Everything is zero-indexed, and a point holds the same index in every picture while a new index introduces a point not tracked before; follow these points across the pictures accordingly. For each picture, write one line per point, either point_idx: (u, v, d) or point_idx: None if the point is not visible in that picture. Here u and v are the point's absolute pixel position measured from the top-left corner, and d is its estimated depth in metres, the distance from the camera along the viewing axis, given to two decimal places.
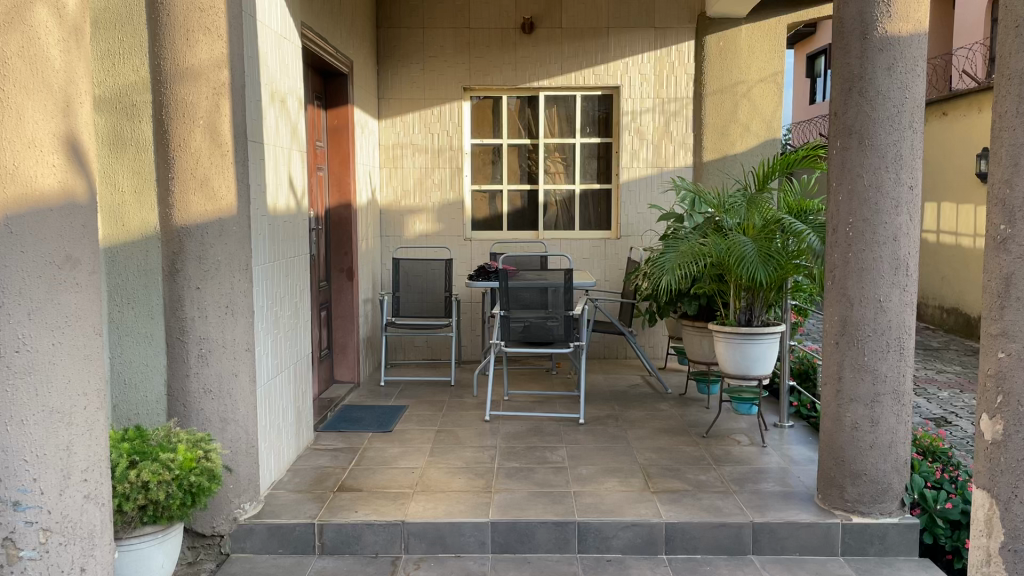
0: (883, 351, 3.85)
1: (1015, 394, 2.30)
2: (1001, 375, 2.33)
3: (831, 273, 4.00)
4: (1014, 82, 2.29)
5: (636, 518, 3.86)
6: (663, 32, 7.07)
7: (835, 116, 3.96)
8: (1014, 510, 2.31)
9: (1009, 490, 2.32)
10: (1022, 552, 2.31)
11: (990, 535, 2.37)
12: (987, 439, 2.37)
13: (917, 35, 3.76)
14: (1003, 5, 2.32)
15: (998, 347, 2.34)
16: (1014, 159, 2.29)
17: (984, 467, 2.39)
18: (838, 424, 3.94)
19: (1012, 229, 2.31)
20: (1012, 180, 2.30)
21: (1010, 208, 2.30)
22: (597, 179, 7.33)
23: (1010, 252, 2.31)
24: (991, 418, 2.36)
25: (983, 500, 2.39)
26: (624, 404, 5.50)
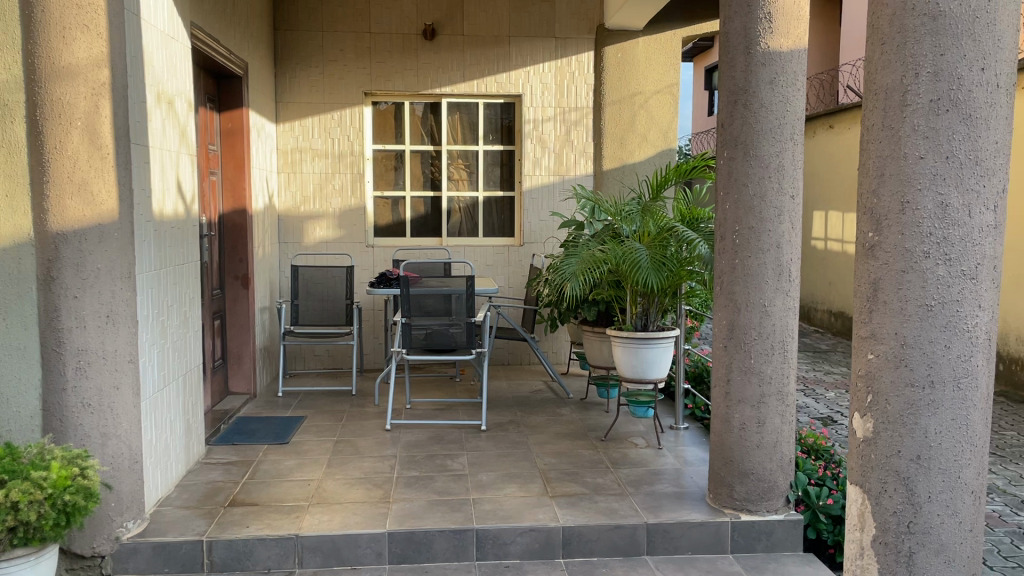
0: (768, 353, 4.01)
1: (882, 393, 2.41)
2: (870, 375, 2.43)
3: (719, 279, 4.15)
4: (880, 96, 2.39)
5: (534, 523, 3.88)
6: (563, 42, 7.17)
7: (722, 127, 4.11)
8: (884, 504, 2.42)
9: (879, 485, 2.43)
10: (893, 545, 2.42)
11: (863, 528, 2.48)
12: (859, 437, 2.49)
13: (797, 50, 3.94)
14: (869, 24, 2.44)
15: (868, 348, 2.45)
16: (880, 170, 2.38)
17: (857, 463, 2.50)
18: (726, 425, 4.08)
19: (879, 237, 2.41)
20: (878, 190, 2.39)
21: (876, 217, 2.40)
22: (500, 187, 7.38)
23: (878, 258, 2.41)
24: (863, 417, 2.48)
25: (857, 495, 2.51)
26: (526, 410, 5.54)
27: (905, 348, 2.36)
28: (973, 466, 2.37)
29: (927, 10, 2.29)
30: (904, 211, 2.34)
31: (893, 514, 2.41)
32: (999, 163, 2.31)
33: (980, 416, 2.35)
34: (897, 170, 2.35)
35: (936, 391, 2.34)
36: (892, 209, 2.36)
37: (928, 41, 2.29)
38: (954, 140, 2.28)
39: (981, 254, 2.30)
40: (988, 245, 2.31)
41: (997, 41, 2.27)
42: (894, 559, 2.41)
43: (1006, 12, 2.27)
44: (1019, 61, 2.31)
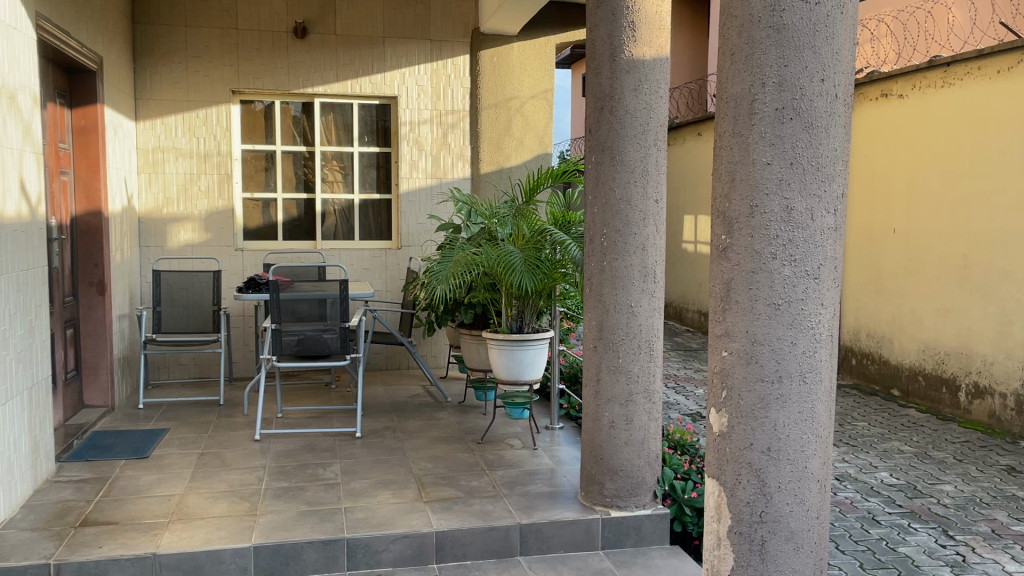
0: (635, 352, 4.11)
1: (736, 389, 2.48)
2: (723, 371, 2.51)
3: (589, 280, 4.23)
4: (729, 105, 2.46)
5: (407, 530, 3.84)
6: (438, 44, 7.17)
7: (590, 133, 4.20)
8: (738, 495, 2.49)
9: (733, 477, 2.50)
10: (746, 535, 2.49)
11: (719, 519, 2.55)
12: (716, 431, 2.56)
13: (660, 59, 4.07)
14: (720, 35, 2.51)
15: (721, 346, 2.52)
16: (731, 175, 2.45)
17: (714, 456, 2.57)
18: (596, 423, 4.17)
19: (731, 239, 2.48)
20: (729, 195, 2.46)
21: (728, 220, 2.47)
22: (377, 189, 7.28)
23: (730, 259, 2.48)
24: (718, 412, 2.55)
25: (714, 488, 2.57)
26: (402, 415, 5.48)
27: (755, 345, 2.43)
28: (819, 456, 2.46)
29: (772, 22, 2.35)
30: (753, 215, 2.41)
31: (746, 505, 2.48)
32: (837, 169, 2.40)
33: (823, 408, 2.45)
34: (746, 175, 2.41)
35: (784, 385, 2.41)
36: (742, 212, 2.43)
37: (773, 52, 2.35)
38: (797, 147, 2.35)
39: (822, 254, 2.38)
40: (829, 246, 2.41)
41: (835, 54, 2.35)
42: (748, 548, 2.48)
43: (843, 26, 2.35)
44: (855, 74, 2.39)
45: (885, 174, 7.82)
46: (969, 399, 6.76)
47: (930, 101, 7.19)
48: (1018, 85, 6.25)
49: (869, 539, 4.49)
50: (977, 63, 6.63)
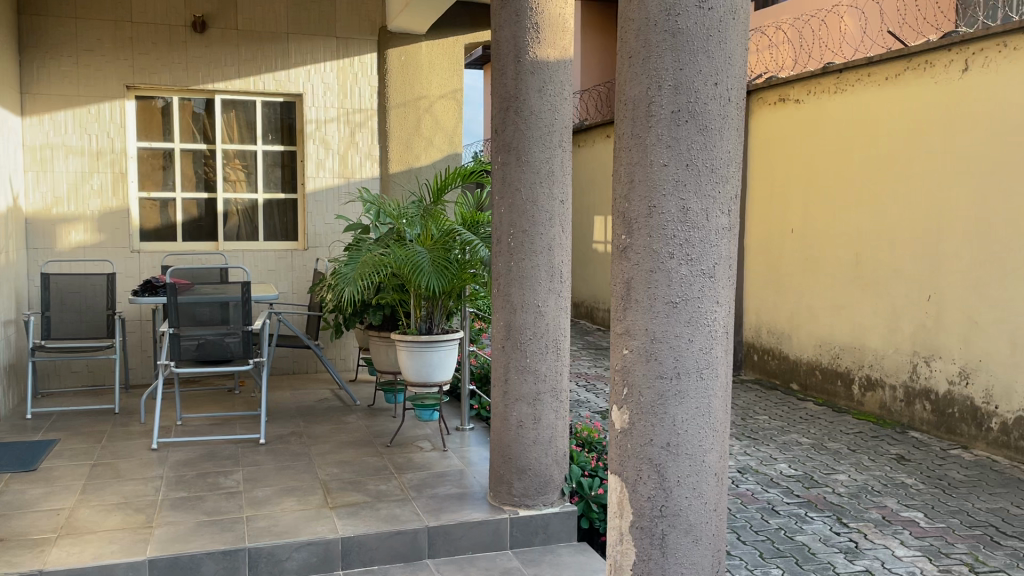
0: (542, 352, 4.14)
1: (636, 386, 2.51)
2: (624, 369, 2.53)
3: (496, 281, 4.23)
4: (628, 107, 2.50)
5: (312, 537, 3.76)
6: (345, 42, 7.06)
7: (496, 133, 4.20)
8: (639, 490, 2.52)
9: (634, 473, 2.53)
10: (647, 529, 2.52)
11: (622, 515, 2.58)
12: (617, 428, 2.58)
13: (564, 60, 4.10)
14: (619, 38, 2.55)
15: (623, 344, 2.55)
16: (630, 176, 2.49)
17: (616, 453, 2.60)
18: (504, 423, 4.18)
19: (630, 239, 2.51)
20: (629, 196, 2.50)
21: (628, 220, 2.50)
22: (282, 189, 7.12)
23: (630, 259, 2.51)
24: (620, 410, 2.58)
25: (617, 484, 2.60)
26: (309, 420, 5.37)
27: (654, 343, 2.47)
28: (716, 450, 2.51)
29: (667, 26, 2.40)
30: (651, 215, 2.45)
31: (647, 500, 2.52)
32: (730, 170, 2.46)
33: (719, 403, 2.50)
34: (645, 176, 2.45)
35: (682, 381, 2.46)
36: (641, 213, 2.47)
37: (668, 56, 2.40)
38: (692, 149, 2.40)
39: (717, 254, 2.44)
40: (723, 245, 2.47)
41: (728, 59, 2.41)
42: (649, 542, 2.51)
43: (735, 32, 2.42)
44: (747, 78, 2.47)
45: (783, 175, 8.11)
46: (862, 391, 7.09)
47: (825, 106, 7.50)
48: (905, 92, 6.59)
49: (768, 529, 4.65)
50: (868, 71, 6.96)
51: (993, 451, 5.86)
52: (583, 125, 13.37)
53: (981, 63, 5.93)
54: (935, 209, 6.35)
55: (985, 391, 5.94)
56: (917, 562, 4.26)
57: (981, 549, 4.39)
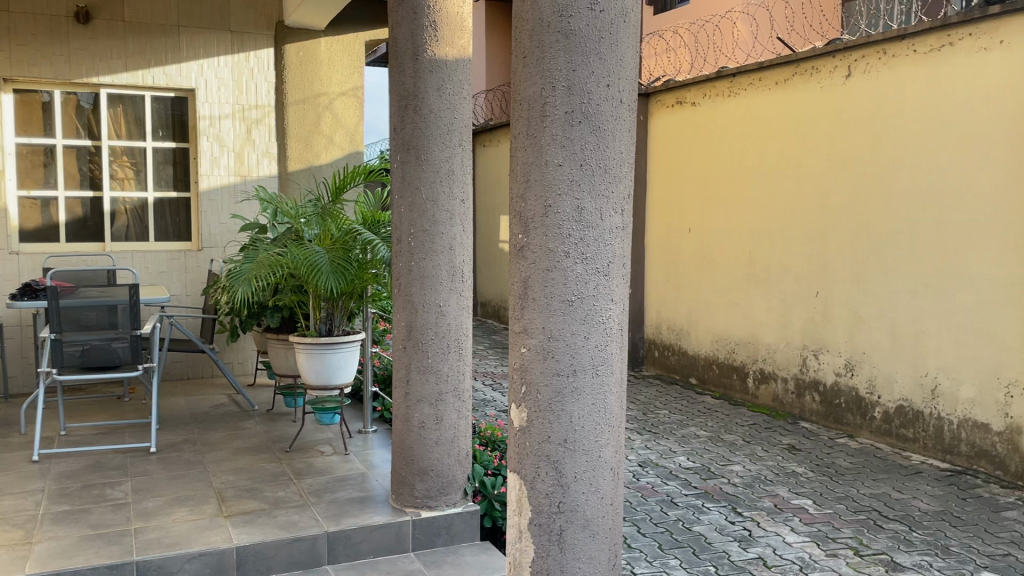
0: (443, 352, 4.12)
1: (534, 384, 2.51)
2: (522, 368, 2.52)
3: (397, 281, 4.18)
4: (523, 107, 2.49)
5: (204, 547, 3.62)
6: (239, 36, 6.86)
7: (394, 132, 4.15)
8: (537, 487, 2.52)
9: (532, 470, 2.53)
10: (545, 525, 2.53)
11: (521, 512, 2.57)
12: (516, 426, 2.57)
13: (462, 59, 4.09)
14: (513, 38, 2.54)
15: (520, 343, 2.54)
16: (526, 176, 2.48)
17: (514, 451, 2.59)
18: (406, 425, 4.13)
19: (527, 238, 2.51)
20: (525, 195, 2.49)
21: (524, 219, 2.50)
22: (174, 187, 6.85)
23: (526, 258, 2.50)
24: (518, 408, 2.57)
25: (515, 482, 2.59)
26: (204, 427, 5.19)
27: (551, 341, 2.47)
28: (612, 445, 2.53)
29: (560, 27, 2.41)
30: (547, 214, 2.44)
31: (545, 496, 2.52)
32: (624, 170, 2.49)
33: (615, 399, 2.53)
34: (540, 176, 2.45)
35: (579, 378, 2.47)
36: (537, 212, 2.46)
37: (562, 57, 2.41)
38: (586, 149, 2.41)
39: (611, 252, 2.46)
40: (617, 244, 2.48)
41: (619, 60, 2.43)
42: (547, 538, 2.52)
43: (626, 34, 2.44)
44: (638, 80, 2.50)
45: (681, 175, 8.32)
46: (756, 384, 7.36)
47: (719, 109, 7.74)
48: (794, 96, 6.87)
49: (667, 521, 4.77)
50: (760, 76, 7.23)
51: (876, 439, 6.21)
52: (486, 125, 13.40)
53: (863, 70, 6.25)
54: (822, 209, 6.64)
55: (868, 381, 6.28)
56: (806, 547, 4.45)
57: (865, 533, 4.62)
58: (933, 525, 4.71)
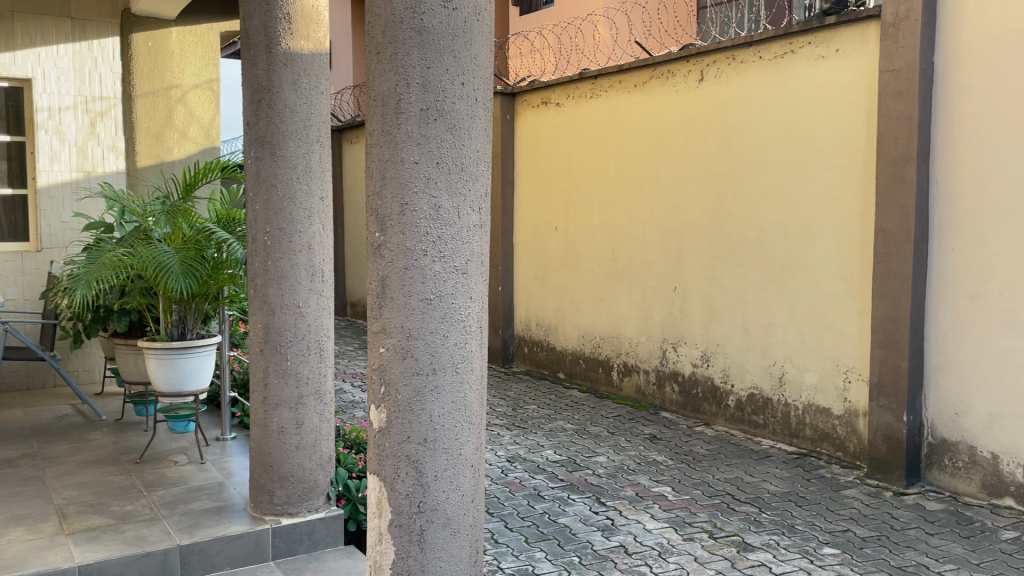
0: (303, 354, 4.01)
1: (393, 384, 2.46)
2: (381, 368, 2.47)
3: (252, 281, 4.04)
4: (378, 104, 2.45)
5: (43, 568, 3.39)
6: (81, 23, 6.46)
7: (248, 126, 4.00)
8: (397, 488, 2.48)
9: (392, 471, 2.49)
10: (406, 526, 2.49)
11: (380, 514, 2.52)
12: (375, 428, 2.51)
13: (318, 53, 4.00)
14: (366, 33, 2.49)
15: (379, 343, 2.49)
16: (382, 173, 2.44)
17: (374, 453, 2.54)
18: (264, 430, 4.00)
19: (384, 236, 2.46)
20: (381, 192, 2.45)
21: (381, 217, 2.45)
22: (8, 183, 6.36)
23: (383, 257, 2.46)
24: (377, 409, 2.52)
25: (375, 484, 2.54)
26: (44, 440, 4.84)
27: (410, 341, 2.44)
28: (472, 443, 2.53)
29: (413, 24, 2.38)
30: (404, 213, 2.41)
31: (406, 497, 2.48)
32: (480, 168, 2.49)
33: (475, 396, 2.52)
34: (396, 174, 2.42)
35: (438, 376, 2.45)
36: (394, 210, 2.42)
37: (416, 53, 2.39)
38: (442, 147, 2.40)
39: (469, 250, 2.45)
40: (475, 242, 2.48)
41: (473, 59, 2.43)
42: (408, 539, 2.48)
43: (480, 33, 2.45)
44: (493, 79, 2.50)
45: (547, 173, 8.45)
46: (620, 377, 7.58)
47: (583, 110, 7.92)
48: (652, 99, 7.12)
49: (534, 514, 4.84)
50: (619, 78, 7.44)
51: (730, 426, 6.53)
52: (350, 122, 13.16)
53: (715, 74, 6.55)
54: (680, 207, 6.91)
55: (722, 371, 6.59)
56: (665, 533, 4.62)
57: (719, 516, 4.85)
58: (780, 506, 5.00)
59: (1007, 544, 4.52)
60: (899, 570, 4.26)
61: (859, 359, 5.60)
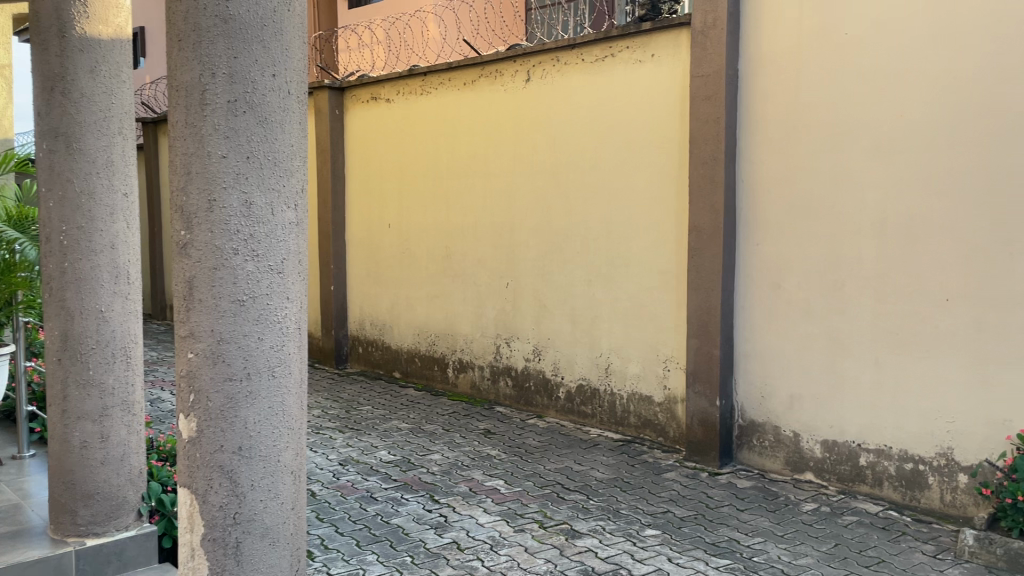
0: (108, 362, 3.74)
1: (204, 391, 2.32)
2: (189, 374, 2.33)
3: (48, 284, 3.71)
4: (181, 94, 2.30)
5: None
6: None
7: (38, 116, 3.67)
8: (211, 500, 2.34)
9: (205, 482, 2.34)
10: (221, 539, 2.35)
11: (191, 529, 2.37)
12: (184, 437, 2.36)
13: (119, 40, 3.73)
14: (167, 19, 2.34)
15: (187, 347, 2.34)
16: (186, 167, 2.29)
17: (183, 464, 2.38)
18: (65, 446, 3.70)
19: (190, 235, 2.32)
20: (186, 188, 2.30)
21: (186, 215, 2.31)
22: None
23: (190, 256, 2.31)
24: (187, 418, 2.36)
25: (185, 497, 2.39)
26: None
27: (221, 345, 2.31)
28: (291, 448, 2.43)
29: (217, 11, 2.26)
30: (211, 209, 2.28)
31: (220, 509, 2.35)
32: (295, 164, 2.40)
33: (293, 400, 2.42)
34: (202, 168, 2.28)
35: (253, 381, 2.33)
36: (200, 207, 2.29)
37: (221, 43, 2.27)
38: (252, 141, 2.29)
39: (285, 249, 2.36)
40: (290, 241, 2.39)
41: (284, 51, 2.34)
42: (223, 553, 2.35)
43: (291, 24, 2.36)
44: (306, 73, 2.42)
45: (378, 170, 8.35)
46: (455, 373, 7.63)
47: (414, 107, 7.88)
48: (482, 97, 7.19)
49: (365, 517, 4.76)
50: (449, 76, 7.46)
51: (561, 418, 6.73)
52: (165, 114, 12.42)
53: (541, 75, 6.70)
54: (510, 205, 7.03)
55: (553, 364, 6.77)
56: (496, 526, 4.68)
57: (549, 506, 4.97)
58: (607, 492, 5.20)
59: (806, 514, 4.94)
60: (714, 546, 4.55)
61: (677, 349, 5.92)
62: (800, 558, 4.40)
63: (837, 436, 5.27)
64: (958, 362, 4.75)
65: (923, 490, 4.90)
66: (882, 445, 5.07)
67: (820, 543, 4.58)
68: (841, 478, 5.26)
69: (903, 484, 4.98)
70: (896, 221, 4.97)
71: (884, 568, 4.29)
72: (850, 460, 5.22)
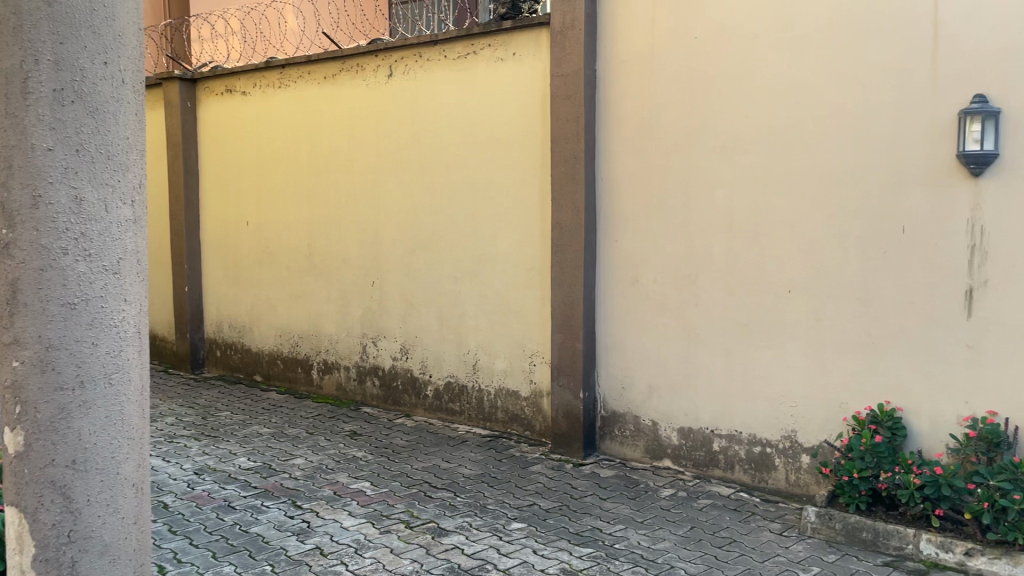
0: None
1: (32, 402, 2.15)
2: (15, 385, 2.14)
3: None
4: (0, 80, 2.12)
5: None
6: None
7: None
8: (42, 519, 2.18)
9: (34, 500, 2.17)
10: (53, 561, 2.19)
11: (21, 550, 2.20)
12: (10, 453, 2.18)
13: None
14: None
15: (12, 355, 2.15)
16: (7, 159, 2.11)
17: (9, 482, 2.20)
18: None
19: (14, 233, 2.12)
20: (8, 182, 2.11)
21: (8, 211, 2.12)
22: None
23: (12, 256, 2.12)
24: (13, 432, 2.17)
25: (12, 517, 2.21)
26: None
27: (50, 351, 2.15)
28: (131, 458, 2.30)
29: None
30: (36, 206, 2.11)
31: (52, 528, 2.19)
32: (131, 158, 2.28)
33: (133, 407, 2.30)
34: (24, 161, 2.11)
35: (88, 390, 2.19)
36: (23, 203, 2.11)
37: (45, 27, 2.11)
38: (82, 132, 2.16)
39: (121, 247, 2.24)
40: (127, 239, 2.27)
41: (116, 39, 2.23)
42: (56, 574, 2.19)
43: (124, 10, 2.25)
44: (142, 62, 2.31)
45: (235, 166, 8.05)
46: (320, 375, 7.46)
47: (272, 101, 7.63)
48: (342, 92, 7.06)
49: (223, 527, 4.57)
50: (308, 69, 7.29)
51: (429, 416, 6.71)
52: None
53: (403, 70, 6.65)
54: (374, 203, 6.93)
55: (420, 363, 6.73)
56: (361, 529, 4.60)
57: (415, 505, 4.93)
58: (473, 488, 5.23)
59: (664, 500, 5.13)
60: (577, 535, 4.64)
61: (542, 344, 6.02)
62: (659, 543, 4.57)
63: (692, 423, 5.50)
64: (799, 349, 5.06)
65: (770, 472, 5.19)
66: (733, 431, 5.33)
67: (677, 527, 4.78)
68: (696, 464, 5.50)
69: (752, 467, 5.26)
70: (743, 217, 5.24)
71: (735, 547, 4.52)
72: (704, 446, 5.46)
